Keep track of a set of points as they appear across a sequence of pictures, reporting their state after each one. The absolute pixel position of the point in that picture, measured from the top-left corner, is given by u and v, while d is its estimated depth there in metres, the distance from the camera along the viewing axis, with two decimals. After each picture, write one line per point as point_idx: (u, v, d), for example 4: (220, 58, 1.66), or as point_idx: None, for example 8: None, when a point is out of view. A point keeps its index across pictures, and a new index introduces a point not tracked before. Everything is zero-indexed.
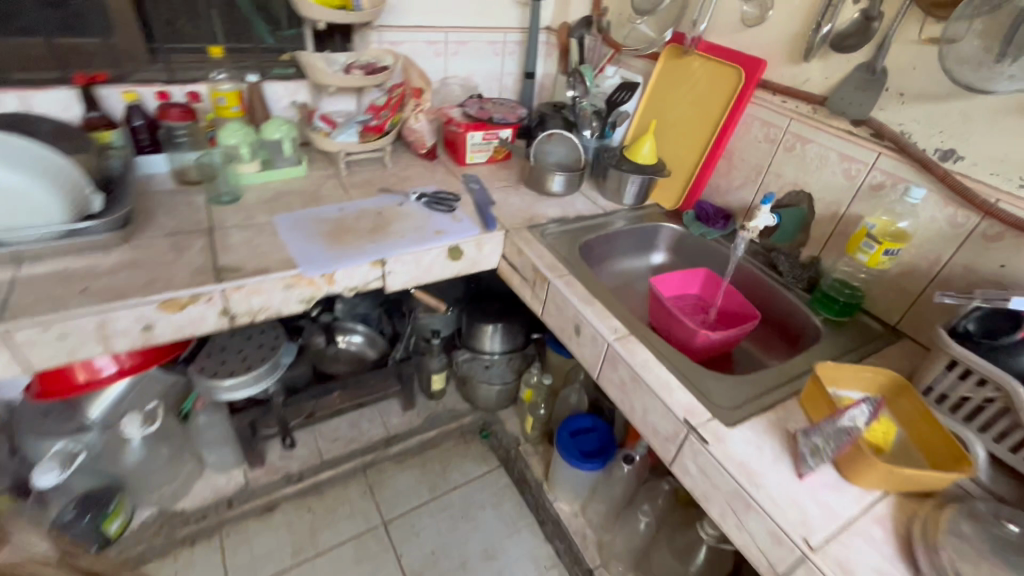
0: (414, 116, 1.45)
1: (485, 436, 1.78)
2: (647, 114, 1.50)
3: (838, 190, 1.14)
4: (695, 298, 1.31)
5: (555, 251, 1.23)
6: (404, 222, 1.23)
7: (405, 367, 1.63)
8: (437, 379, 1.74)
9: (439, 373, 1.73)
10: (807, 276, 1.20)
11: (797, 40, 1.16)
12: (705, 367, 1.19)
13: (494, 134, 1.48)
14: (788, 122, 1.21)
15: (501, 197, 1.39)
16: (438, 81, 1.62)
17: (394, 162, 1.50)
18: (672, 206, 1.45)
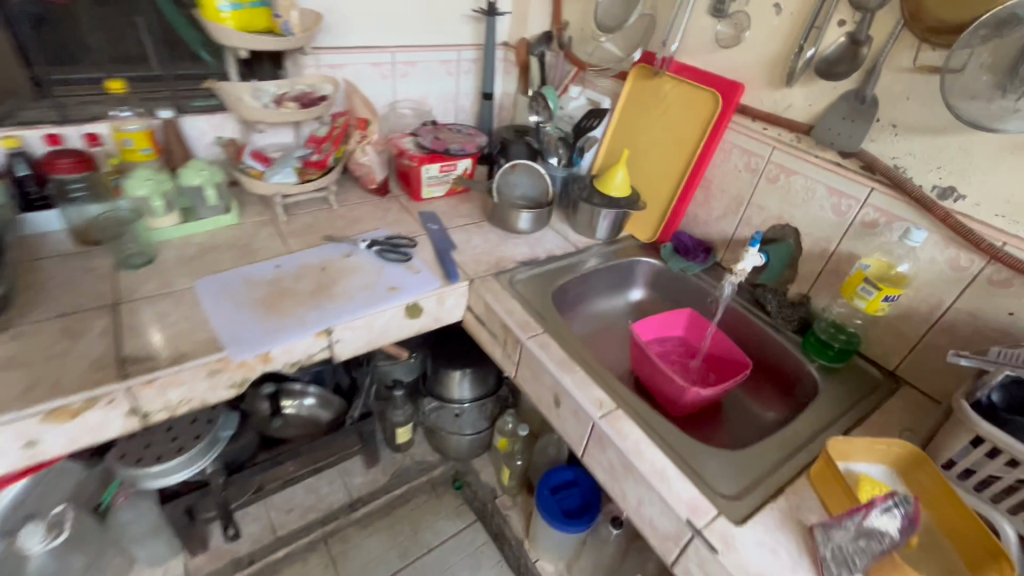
0: (359, 149, 1.31)
1: (457, 487, 1.64)
2: (617, 139, 1.39)
3: (827, 226, 1.06)
4: (681, 345, 1.20)
5: (525, 302, 1.10)
6: (353, 278, 1.07)
7: (365, 426, 1.47)
8: (403, 431, 1.59)
9: (404, 426, 1.58)
10: (796, 317, 1.11)
11: (777, 64, 1.07)
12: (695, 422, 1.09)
13: (452, 166, 1.34)
14: (770, 151, 1.12)
15: (462, 239, 1.25)
16: (387, 106, 1.46)
17: (340, 201, 1.34)
18: (648, 239, 1.35)
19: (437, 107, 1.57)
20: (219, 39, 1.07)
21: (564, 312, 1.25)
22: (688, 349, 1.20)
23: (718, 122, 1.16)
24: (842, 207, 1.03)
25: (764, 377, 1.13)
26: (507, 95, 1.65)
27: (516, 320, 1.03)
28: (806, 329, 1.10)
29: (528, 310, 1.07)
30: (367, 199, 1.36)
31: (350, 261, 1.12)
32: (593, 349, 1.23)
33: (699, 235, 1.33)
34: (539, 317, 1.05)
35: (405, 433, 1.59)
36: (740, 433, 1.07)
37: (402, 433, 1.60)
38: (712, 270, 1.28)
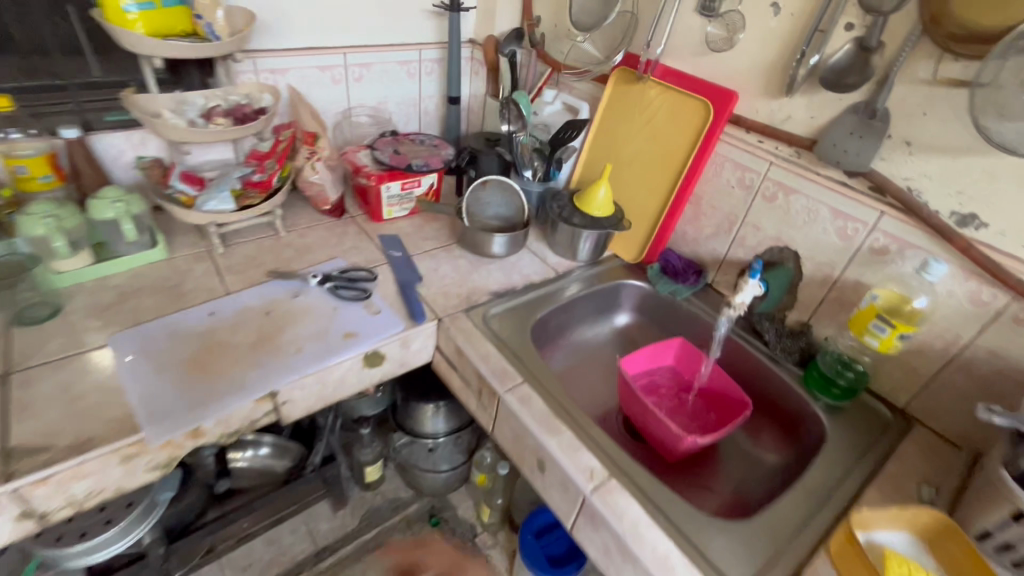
0: (308, 167, 1.16)
1: (434, 523, 1.49)
2: (597, 149, 1.26)
3: (830, 251, 0.97)
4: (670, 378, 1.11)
5: (502, 343, 0.98)
6: (302, 323, 0.93)
7: (329, 471, 1.33)
8: (372, 469, 1.46)
9: (373, 464, 1.45)
10: (797, 348, 1.02)
11: (775, 71, 0.96)
12: (693, 469, 1.00)
13: (415, 184, 1.20)
14: (767, 167, 1.01)
15: (429, 267, 1.12)
16: (340, 114, 1.31)
17: (288, 225, 1.18)
18: (634, 258, 1.24)
19: (398, 113, 1.42)
20: (127, 47, 0.91)
21: (545, 345, 1.13)
22: (678, 383, 1.11)
23: (709, 134, 1.05)
24: (847, 231, 0.93)
25: (763, 413, 1.05)
26: (475, 97, 1.50)
27: (492, 368, 0.91)
28: (807, 362, 1.01)
29: (505, 354, 0.95)
30: (319, 222, 1.21)
31: (300, 302, 0.98)
32: (577, 386, 1.12)
33: (688, 254, 1.22)
34: (518, 363, 0.93)
35: (374, 471, 1.46)
36: (741, 481, 0.98)
37: (371, 471, 1.47)
38: (703, 293, 1.18)
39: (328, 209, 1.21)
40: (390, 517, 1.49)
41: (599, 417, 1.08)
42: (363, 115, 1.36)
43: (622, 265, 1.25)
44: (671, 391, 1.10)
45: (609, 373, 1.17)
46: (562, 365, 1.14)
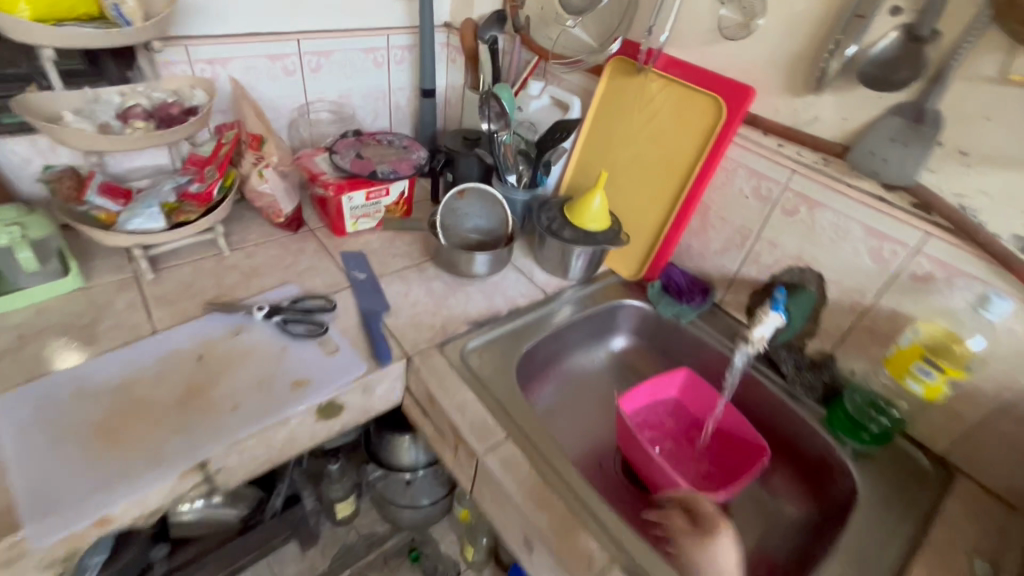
0: (254, 173, 0.99)
1: (415, 558, 1.37)
2: (591, 150, 1.12)
3: (862, 275, 0.83)
4: (674, 414, 0.99)
5: (483, 386, 0.84)
6: (243, 369, 0.78)
7: (294, 515, 1.17)
8: (343, 504, 1.33)
9: (344, 501, 1.31)
10: (819, 384, 0.90)
11: (800, 63, 0.81)
12: None
13: (382, 193, 1.04)
14: (788, 176, 0.87)
15: (398, 292, 0.97)
16: (295, 109, 1.14)
17: (234, 242, 1.02)
18: (633, 275, 1.10)
19: (364, 108, 1.25)
20: (12, 37, 0.74)
21: (533, 379, 1.00)
22: (683, 420, 0.98)
23: (721, 137, 0.90)
24: (884, 253, 0.80)
25: (780, 455, 0.93)
26: (453, 89, 1.34)
27: (470, 421, 0.77)
28: (831, 399, 0.89)
29: (486, 401, 0.81)
30: (272, 237, 1.05)
31: (242, 341, 0.83)
32: (570, 424, 0.99)
33: (692, 270, 1.08)
34: (501, 412, 0.80)
35: (346, 507, 1.34)
36: (759, 537, 0.86)
37: (343, 507, 1.34)
38: (710, 315, 1.05)
39: (283, 222, 1.05)
40: (365, 556, 1.35)
41: (595, 462, 0.95)
42: (323, 111, 1.19)
43: (619, 283, 1.11)
44: (673, 430, 0.98)
45: (605, 407, 1.04)
46: (552, 400, 1.01)
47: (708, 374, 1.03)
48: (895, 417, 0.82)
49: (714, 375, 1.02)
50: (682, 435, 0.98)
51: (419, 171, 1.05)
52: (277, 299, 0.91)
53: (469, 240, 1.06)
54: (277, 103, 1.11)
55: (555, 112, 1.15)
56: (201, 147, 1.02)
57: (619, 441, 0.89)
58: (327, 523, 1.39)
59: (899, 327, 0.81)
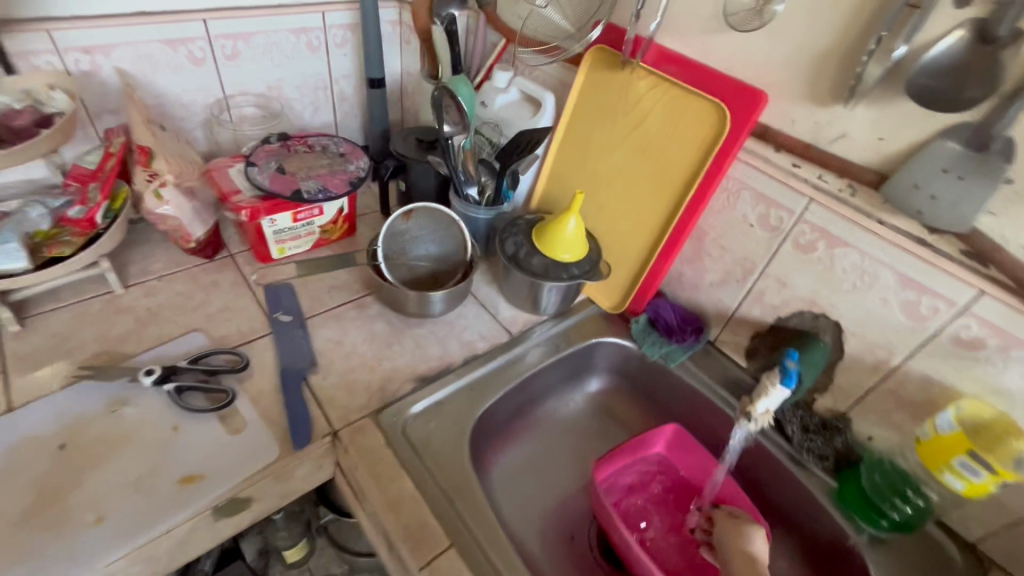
0: (148, 194, 0.78)
1: None
2: (566, 158, 0.93)
3: (889, 331, 0.68)
4: (658, 475, 0.85)
5: (426, 467, 0.68)
6: (113, 463, 0.61)
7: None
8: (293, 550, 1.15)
9: (293, 547, 1.13)
10: (831, 451, 0.76)
11: (827, 65, 0.63)
12: None
13: (314, 212, 0.87)
14: (804, 205, 0.71)
15: (330, 339, 0.80)
16: (211, 106, 0.95)
17: (133, 275, 0.84)
18: (615, 307, 0.94)
19: (301, 101, 1.05)
20: None
21: (493, 435, 0.84)
22: (668, 481, 0.85)
23: (722, 153, 0.73)
24: (921, 309, 0.64)
25: (779, 530, 0.79)
26: (410, 75, 1.13)
27: (403, 525, 0.62)
28: (844, 471, 0.75)
29: (427, 491, 0.66)
30: (181, 267, 0.87)
31: (121, 419, 0.66)
32: (537, 489, 0.84)
33: (684, 302, 0.92)
34: (445, 507, 0.65)
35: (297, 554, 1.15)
36: None
37: (292, 553, 1.15)
38: (704, 356, 0.90)
39: (194, 247, 0.87)
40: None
41: (566, 535, 0.80)
42: (248, 106, 0.99)
43: (598, 315, 0.95)
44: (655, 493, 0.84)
45: (579, 464, 0.89)
46: (516, 459, 0.86)
47: (698, 425, 0.88)
48: (923, 504, 0.70)
49: (704, 427, 0.88)
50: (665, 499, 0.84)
51: (356, 188, 0.87)
52: (176, 355, 0.74)
53: (418, 271, 0.89)
54: (187, 99, 0.91)
55: (525, 109, 0.95)
56: (86, 157, 0.82)
57: (598, 517, 0.75)
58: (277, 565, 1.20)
59: (933, 398, 0.67)
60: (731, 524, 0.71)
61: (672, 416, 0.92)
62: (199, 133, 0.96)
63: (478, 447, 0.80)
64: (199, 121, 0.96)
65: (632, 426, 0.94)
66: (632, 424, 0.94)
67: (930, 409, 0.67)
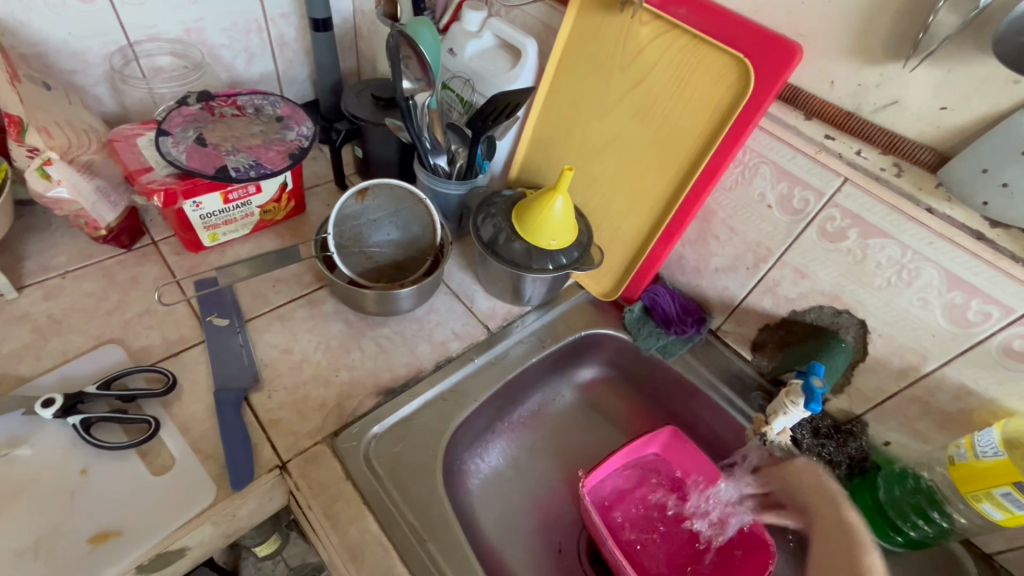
0: (30, 174, 0.63)
1: None
2: (551, 120, 0.79)
3: (925, 335, 0.59)
4: (652, 481, 0.77)
5: (394, 500, 0.59)
6: (7, 523, 0.51)
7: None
8: (264, 546, 0.85)
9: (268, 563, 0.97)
10: (844, 458, 0.69)
11: (883, 13, 0.50)
12: None
13: (249, 190, 0.73)
14: (837, 184, 0.59)
15: (276, 347, 0.68)
16: (114, 55, 0.76)
17: (30, 273, 0.69)
18: (606, 294, 0.83)
19: (230, 47, 0.86)
20: None
21: (471, 443, 0.75)
22: (664, 489, 0.76)
23: (740, 122, 0.60)
24: (968, 314, 0.55)
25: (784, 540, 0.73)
26: (364, 15, 0.94)
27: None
28: (857, 480, 0.68)
29: (395, 531, 0.56)
30: (91, 260, 0.73)
31: (16, 465, 0.54)
32: (520, 498, 0.76)
33: (684, 287, 0.81)
34: (416, 548, 0.56)
35: (270, 550, 0.86)
36: None
37: (263, 548, 0.86)
38: (705, 349, 0.80)
39: (105, 235, 0.72)
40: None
41: (552, 546, 0.73)
42: (163, 55, 0.80)
43: (588, 303, 0.84)
44: (650, 504, 0.76)
45: (567, 469, 0.80)
46: (498, 465, 0.77)
47: (695, 423, 0.79)
48: (943, 526, 0.62)
49: (705, 429, 0.78)
50: (661, 512, 0.75)
51: (298, 162, 0.72)
52: (87, 376, 0.61)
53: (379, 259, 0.75)
54: (79, 48, 0.73)
55: (501, 59, 0.80)
56: None
57: (591, 535, 0.67)
58: (247, 557, 0.93)
59: (968, 409, 0.59)
60: (798, 471, 0.66)
61: (668, 413, 0.82)
62: (103, 91, 0.79)
63: (453, 460, 0.71)
64: (100, 76, 0.77)
65: (625, 423, 0.84)
66: (624, 422, 0.84)
67: (962, 420, 0.60)
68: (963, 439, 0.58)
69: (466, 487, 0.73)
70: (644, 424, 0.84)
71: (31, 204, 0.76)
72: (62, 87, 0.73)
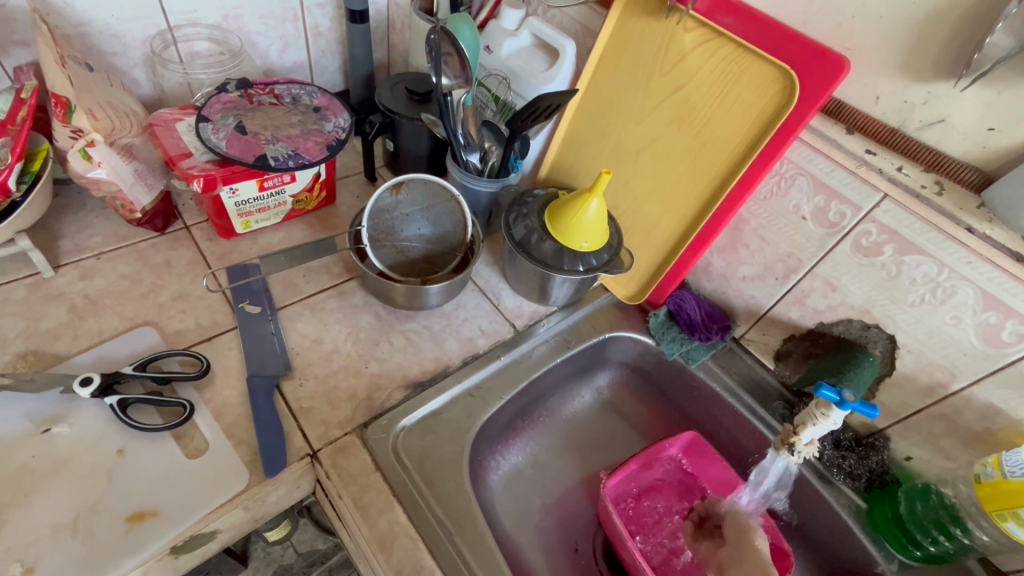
0: (72, 156, 0.62)
1: None
2: (584, 121, 0.79)
3: (956, 353, 0.60)
4: (667, 484, 0.78)
5: (422, 493, 0.60)
6: (46, 499, 0.52)
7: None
8: (275, 531, 0.86)
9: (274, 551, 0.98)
10: (864, 471, 0.70)
11: (936, 31, 0.51)
12: None
13: (284, 179, 0.73)
14: (876, 200, 0.59)
15: (307, 336, 0.69)
16: (154, 39, 0.76)
17: (66, 253, 0.70)
18: (631, 298, 0.83)
19: (266, 35, 0.86)
20: None
21: (493, 440, 0.76)
22: (680, 492, 0.77)
23: (781, 134, 0.60)
24: (1002, 334, 0.56)
25: (800, 551, 0.72)
26: (399, 8, 0.94)
27: (396, 568, 0.54)
28: (876, 493, 0.69)
29: (423, 525, 0.57)
30: (126, 242, 0.73)
31: (55, 442, 0.55)
32: (538, 496, 0.76)
33: (709, 294, 0.82)
34: (444, 542, 0.57)
35: (281, 535, 0.87)
36: None
37: (274, 533, 0.86)
38: (728, 356, 0.80)
39: (140, 217, 0.72)
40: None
41: (569, 545, 0.74)
42: (200, 40, 0.81)
43: (612, 305, 0.85)
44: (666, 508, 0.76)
45: (586, 469, 0.81)
46: (518, 462, 0.78)
47: (715, 430, 0.80)
48: (965, 542, 0.62)
49: (725, 436, 0.79)
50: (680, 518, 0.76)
51: (335, 153, 0.72)
52: (123, 357, 0.62)
53: (410, 253, 0.76)
54: (120, 30, 0.73)
55: (537, 59, 0.80)
56: None
57: (609, 535, 0.68)
58: (257, 541, 0.94)
59: (994, 429, 0.60)
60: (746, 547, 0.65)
61: (689, 420, 0.83)
62: (140, 73, 0.79)
63: (476, 455, 0.71)
64: (139, 58, 0.78)
65: (645, 426, 0.85)
66: (642, 426, 0.85)
67: (988, 440, 0.60)
68: (989, 458, 0.59)
69: (487, 483, 0.74)
70: (662, 428, 0.84)
71: (67, 184, 0.76)
72: (103, 68, 0.73)
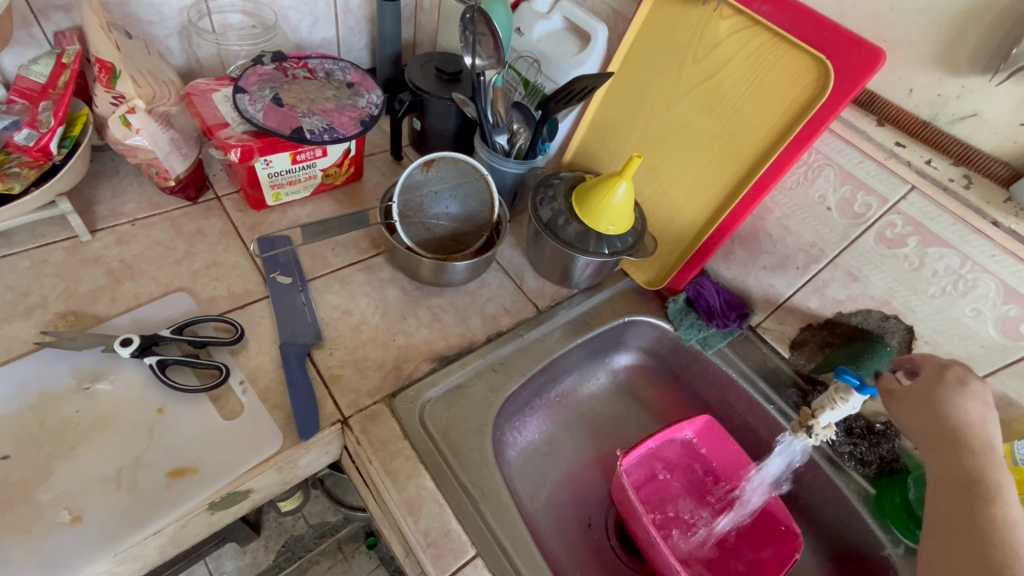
0: (113, 122, 0.64)
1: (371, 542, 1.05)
2: (613, 106, 0.80)
3: (973, 345, 0.61)
4: (690, 492, 0.78)
5: (448, 462, 0.62)
6: (90, 452, 0.54)
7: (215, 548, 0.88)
8: (288, 501, 0.88)
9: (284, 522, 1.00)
10: (874, 458, 0.72)
11: (975, 26, 0.52)
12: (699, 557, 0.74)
13: (316, 153, 0.74)
14: (902, 192, 0.61)
15: (337, 308, 0.70)
16: (189, 9, 0.77)
17: (101, 218, 0.71)
18: (651, 283, 0.85)
19: (298, 10, 0.86)
20: None
21: (513, 416, 0.77)
22: (710, 494, 0.78)
23: (812, 123, 0.61)
24: (1019, 326, 0.58)
25: (807, 533, 0.75)
26: None
27: (425, 531, 0.56)
28: (885, 480, 0.71)
29: (449, 491, 0.59)
30: (159, 210, 0.74)
31: (96, 398, 0.57)
32: (552, 473, 0.78)
33: (728, 282, 0.82)
34: (468, 507, 0.59)
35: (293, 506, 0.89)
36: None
37: (288, 502, 0.89)
38: (744, 343, 0.81)
39: (173, 186, 0.73)
40: (315, 548, 1.02)
41: (583, 520, 0.76)
42: (232, 11, 0.81)
43: (631, 290, 0.86)
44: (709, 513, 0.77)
45: (601, 449, 0.83)
46: (534, 439, 0.80)
47: (729, 414, 0.81)
48: None
49: (739, 422, 0.80)
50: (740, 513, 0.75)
51: (368, 129, 0.73)
52: (158, 320, 0.64)
53: (437, 230, 0.77)
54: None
55: (569, 43, 0.80)
56: (31, 66, 0.66)
57: (623, 512, 0.70)
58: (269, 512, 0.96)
59: (1006, 420, 0.61)
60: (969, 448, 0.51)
61: (700, 403, 0.84)
62: (174, 43, 0.79)
63: (497, 429, 0.73)
64: (174, 28, 0.78)
65: (657, 409, 0.87)
66: (656, 409, 0.87)
67: (999, 430, 0.62)
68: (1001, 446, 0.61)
69: (505, 458, 0.76)
70: (675, 411, 0.86)
71: (102, 151, 0.77)
72: (140, 36, 0.74)
